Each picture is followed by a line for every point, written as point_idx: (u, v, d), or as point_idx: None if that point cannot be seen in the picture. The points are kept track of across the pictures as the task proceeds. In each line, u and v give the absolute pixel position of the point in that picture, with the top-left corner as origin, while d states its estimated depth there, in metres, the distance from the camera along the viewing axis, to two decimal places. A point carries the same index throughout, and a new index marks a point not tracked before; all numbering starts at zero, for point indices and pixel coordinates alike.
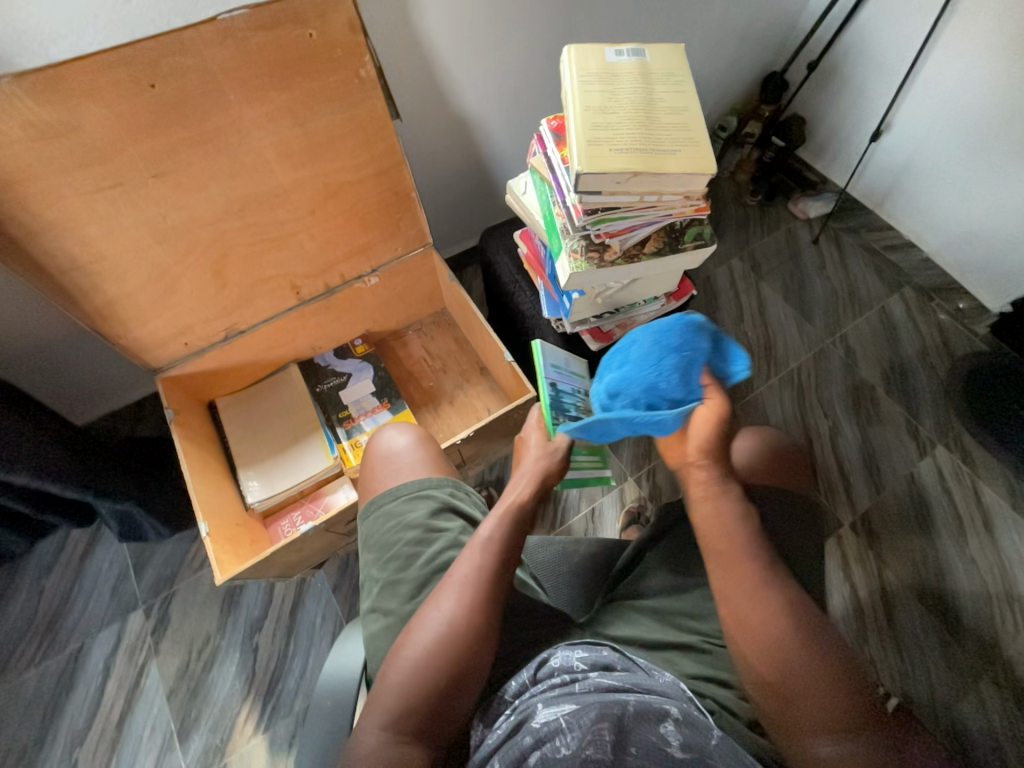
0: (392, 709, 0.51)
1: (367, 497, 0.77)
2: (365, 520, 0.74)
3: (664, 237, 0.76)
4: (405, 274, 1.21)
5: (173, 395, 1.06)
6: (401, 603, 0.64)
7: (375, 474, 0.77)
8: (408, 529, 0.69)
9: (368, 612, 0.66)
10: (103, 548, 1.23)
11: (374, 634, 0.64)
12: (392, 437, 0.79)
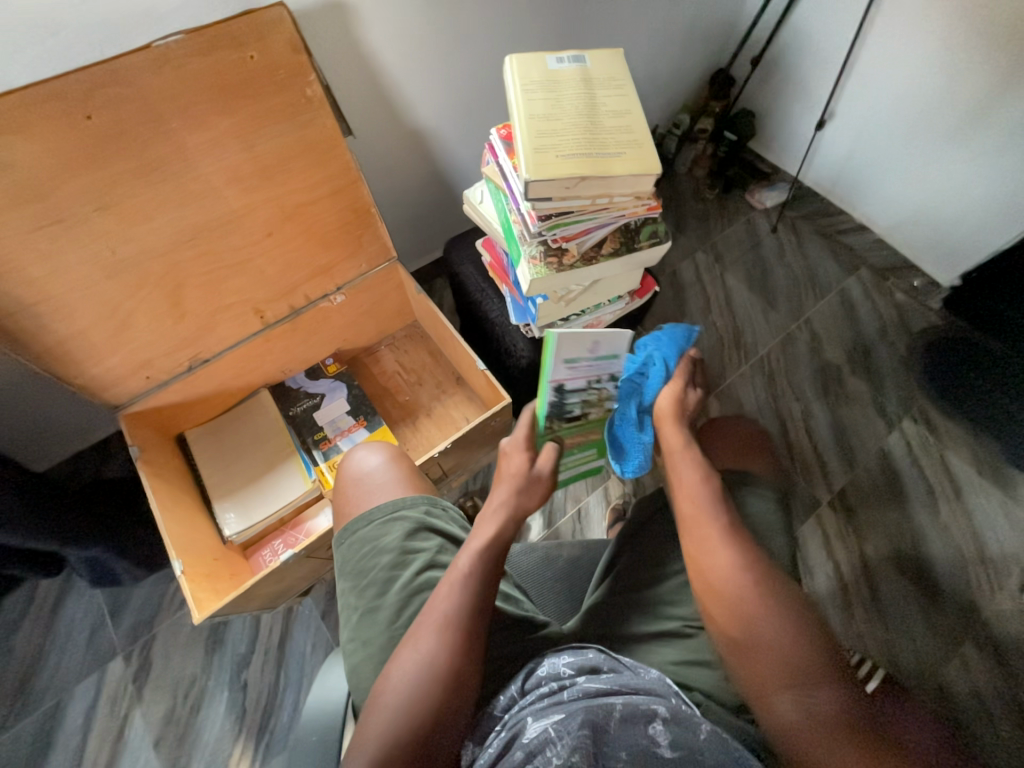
0: (375, 758, 0.50)
1: (342, 521, 0.76)
2: (339, 546, 0.72)
3: (620, 237, 0.77)
4: (371, 290, 1.20)
5: (137, 432, 1.03)
6: (381, 633, 0.63)
7: (348, 497, 0.76)
8: (383, 554, 0.68)
9: (349, 642, 0.65)
10: (75, 597, 1.17)
11: (356, 664, 0.63)
12: (364, 459, 0.78)
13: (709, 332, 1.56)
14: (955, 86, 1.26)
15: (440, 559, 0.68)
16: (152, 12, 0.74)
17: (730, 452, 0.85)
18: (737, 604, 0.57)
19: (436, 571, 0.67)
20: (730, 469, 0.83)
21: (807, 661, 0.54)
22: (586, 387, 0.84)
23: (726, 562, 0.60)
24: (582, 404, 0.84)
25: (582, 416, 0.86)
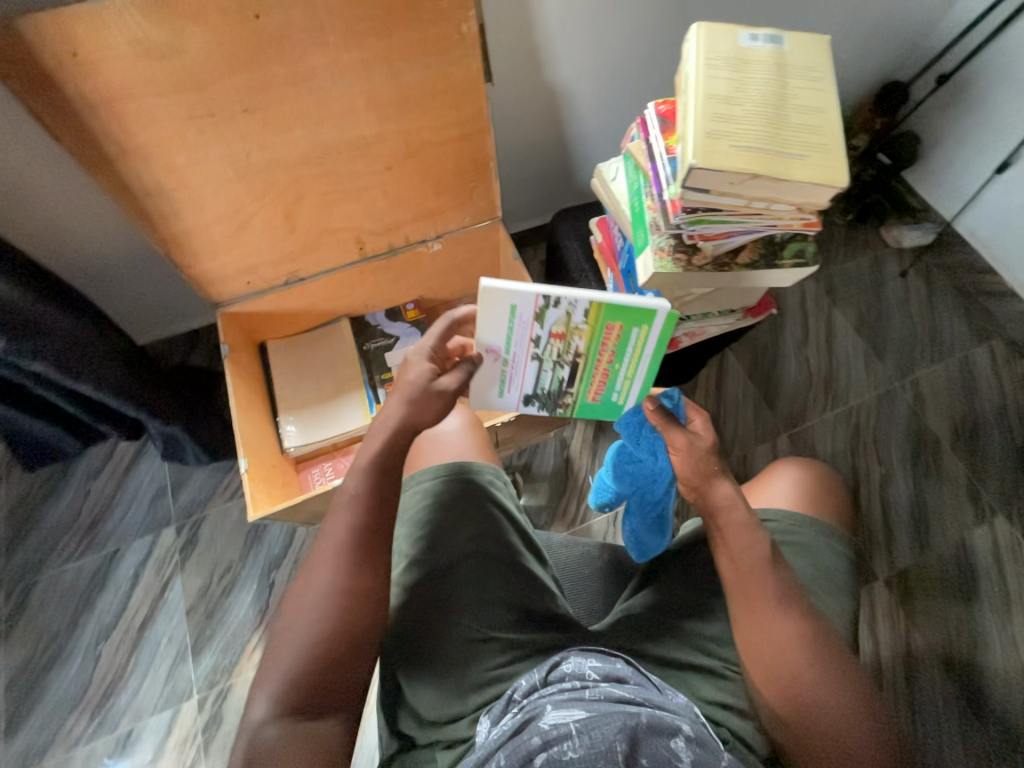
0: (279, 690, 0.52)
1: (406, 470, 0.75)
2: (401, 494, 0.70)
3: (761, 249, 0.70)
4: (467, 245, 1.19)
5: (229, 332, 1.08)
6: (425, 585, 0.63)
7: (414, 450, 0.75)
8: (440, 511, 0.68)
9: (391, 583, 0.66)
10: (145, 463, 1.29)
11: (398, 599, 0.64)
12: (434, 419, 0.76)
13: (799, 368, 1.44)
14: None
15: (494, 532, 0.68)
16: None
17: (807, 495, 0.81)
18: (788, 678, 0.58)
19: (484, 542, 0.67)
20: (803, 514, 0.78)
21: (850, 740, 0.56)
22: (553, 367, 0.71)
23: (783, 634, 0.60)
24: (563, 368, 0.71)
25: (577, 362, 0.70)
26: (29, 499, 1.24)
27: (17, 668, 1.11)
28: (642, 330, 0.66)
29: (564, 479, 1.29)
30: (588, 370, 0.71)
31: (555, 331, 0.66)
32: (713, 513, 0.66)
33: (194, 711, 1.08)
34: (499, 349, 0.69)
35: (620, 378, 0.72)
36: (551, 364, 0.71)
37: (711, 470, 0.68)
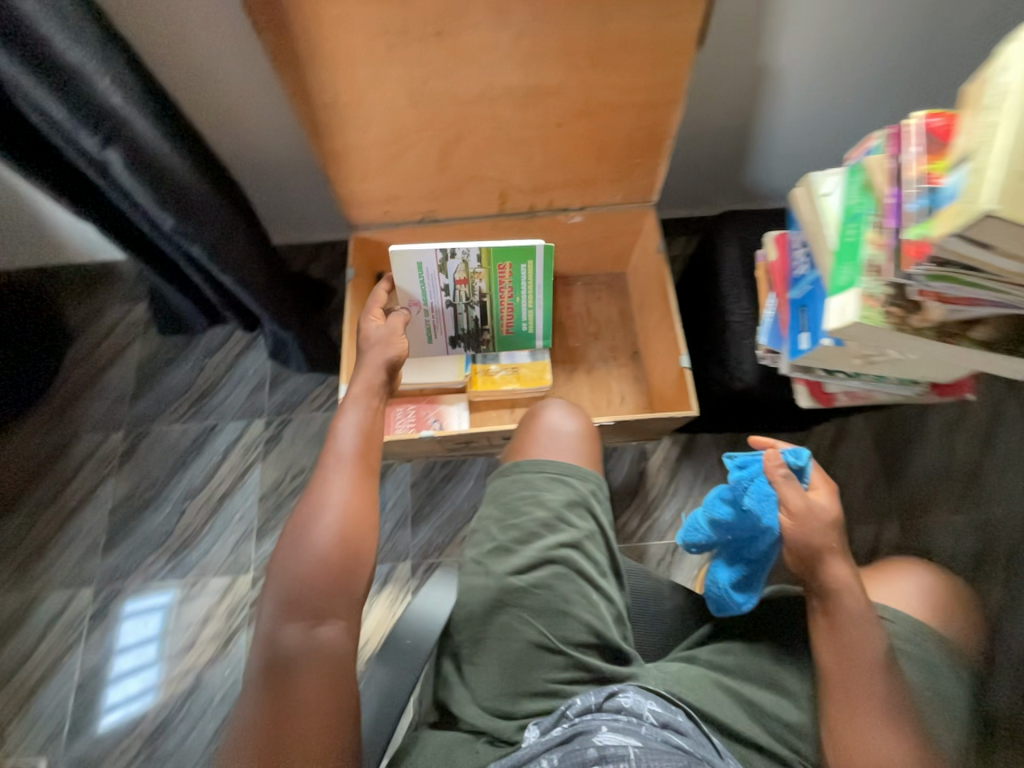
0: (287, 592, 0.59)
1: (510, 457, 0.70)
2: (503, 475, 0.66)
3: (1010, 328, 0.56)
4: (608, 224, 1.10)
5: (357, 255, 1.09)
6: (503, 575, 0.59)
7: (528, 441, 0.70)
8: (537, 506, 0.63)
9: (471, 561, 0.62)
10: (253, 354, 1.39)
11: (474, 581, 0.60)
12: (558, 420, 0.71)
13: (939, 452, 1.23)
14: None
15: (586, 548, 0.62)
16: None
17: (938, 607, 0.72)
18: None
19: (576, 554, 0.61)
20: (923, 625, 0.69)
21: None
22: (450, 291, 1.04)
23: (883, 749, 0.60)
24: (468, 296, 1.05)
25: (485, 296, 1.06)
26: (157, 358, 1.40)
27: (121, 499, 1.28)
28: (526, 265, 1.01)
29: (634, 491, 1.23)
30: (498, 302, 1.07)
31: (459, 278, 1.02)
32: (822, 589, 0.67)
33: (248, 585, 1.20)
34: (421, 293, 1.03)
35: (522, 309, 1.10)
36: (464, 303, 1.07)
37: (830, 546, 0.69)
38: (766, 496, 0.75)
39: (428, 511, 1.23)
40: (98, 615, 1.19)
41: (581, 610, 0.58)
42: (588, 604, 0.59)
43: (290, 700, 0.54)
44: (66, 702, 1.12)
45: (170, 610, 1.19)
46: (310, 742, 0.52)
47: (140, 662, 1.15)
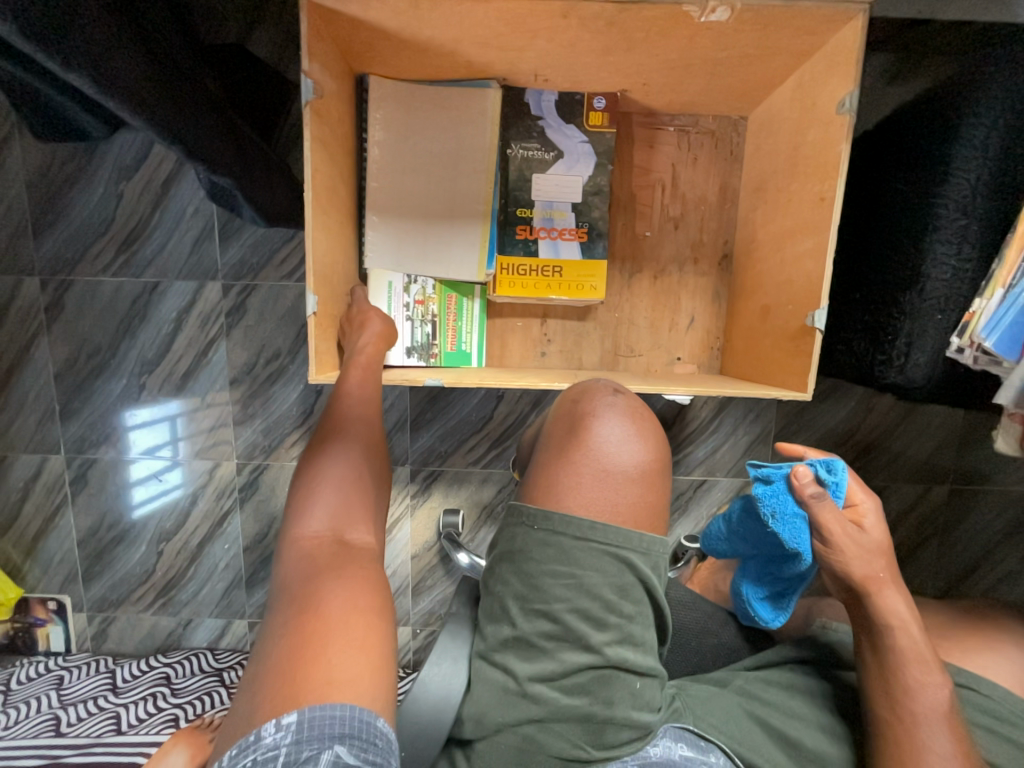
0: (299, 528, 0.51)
1: (535, 501, 0.44)
2: (521, 535, 0.43)
3: None
4: (767, 32, 0.62)
5: (319, 50, 0.63)
6: (528, 684, 0.40)
7: (568, 483, 0.44)
8: (577, 591, 0.41)
9: (480, 647, 0.43)
10: (189, 185, 0.98)
11: (490, 677, 0.42)
12: (616, 452, 0.44)
13: None
14: None
15: (640, 637, 0.42)
16: None
17: None
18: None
19: (624, 643, 0.41)
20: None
21: None
22: (406, 318, 0.81)
23: None
24: (420, 325, 0.82)
25: (433, 322, 0.83)
26: (54, 176, 0.99)
27: (63, 366, 1.06)
28: (471, 296, 0.84)
29: (671, 422, 1.05)
30: (442, 328, 0.83)
31: (417, 297, 0.82)
32: (867, 622, 0.55)
33: (233, 471, 1.11)
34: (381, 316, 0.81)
35: (463, 332, 0.85)
36: (418, 325, 0.82)
37: (879, 574, 0.55)
38: (793, 520, 0.55)
39: (428, 420, 1.04)
40: (77, 481, 1.12)
41: (626, 710, 0.41)
42: (635, 698, 0.42)
43: (323, 624, 0.41)
44: (73, 555, 1.14)
45: (177, 420, 1.09)
46: (356, 678, 0.39)
47: (153, 471, 1.11)
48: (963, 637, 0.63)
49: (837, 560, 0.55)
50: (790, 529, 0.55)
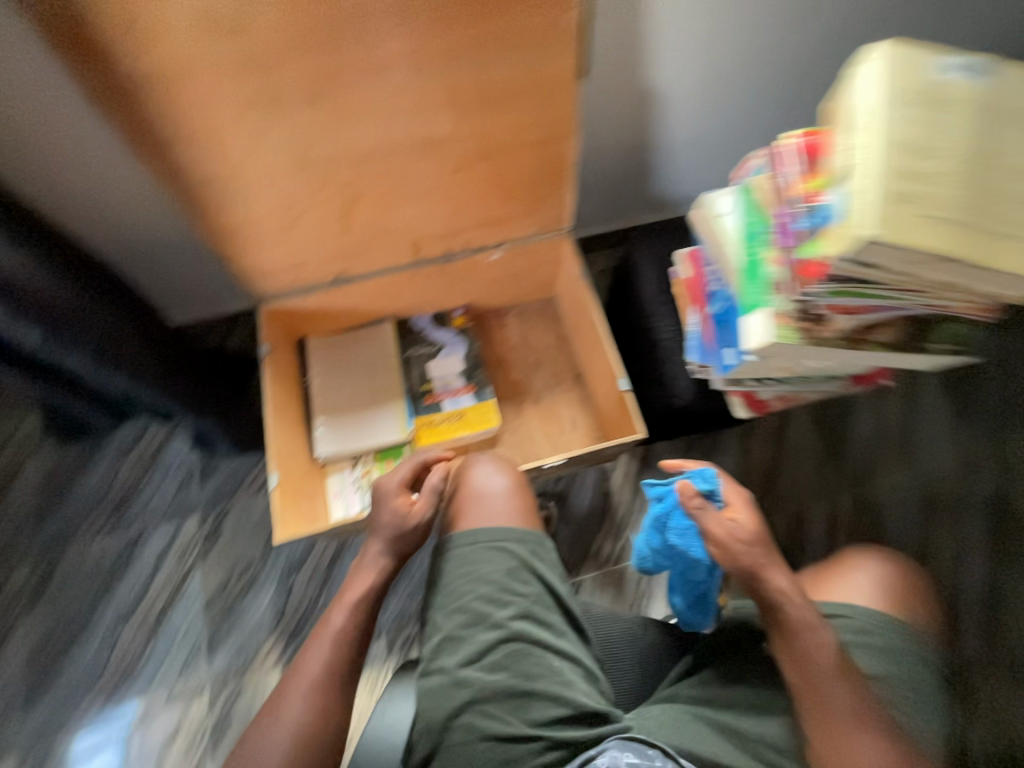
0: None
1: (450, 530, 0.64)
2: (438, 557, 0.64)
3: (910, 326, 0.55)
4: (529, 256, 1.09)
5: (271, 330, 1.02)
6: (461, 669, 0.58)
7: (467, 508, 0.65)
8: (479, 583, 0.61)
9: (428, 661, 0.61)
10: (175, 446, 1.26)
11: (434, 683, 0.59)
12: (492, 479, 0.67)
13: (873, 421, 1.30)
14: None
15: (535, 612, 0.61)
16: None
17: (889, 593, 0.71)
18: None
19: (529, 622, 0.61)
20: (885, 616, 0.68)
21: None
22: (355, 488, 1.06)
23: (867, 753, 0.57)
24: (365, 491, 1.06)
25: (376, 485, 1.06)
26: (62, 470, 1.24)
27: (39, 641, 1.11)
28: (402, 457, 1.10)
29: (602, 513, 1.23)
30: None
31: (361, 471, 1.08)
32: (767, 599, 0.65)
33: (206, 706, 1.08)
34: (337, 491, 1.06)
35: None
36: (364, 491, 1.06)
37: (760, 559, 0.68)
38: (686, 524, 0.77)
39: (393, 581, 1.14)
40: None
41: (547, 683, 0.59)
42: (550, 673, 0.59)
43: None
44: None
45: (130, 736, 1.06)
46: None
47: None
48: (827, 575, 0.75)
49: (726, 549, 0.69)
50: (685, 532, 0.77)
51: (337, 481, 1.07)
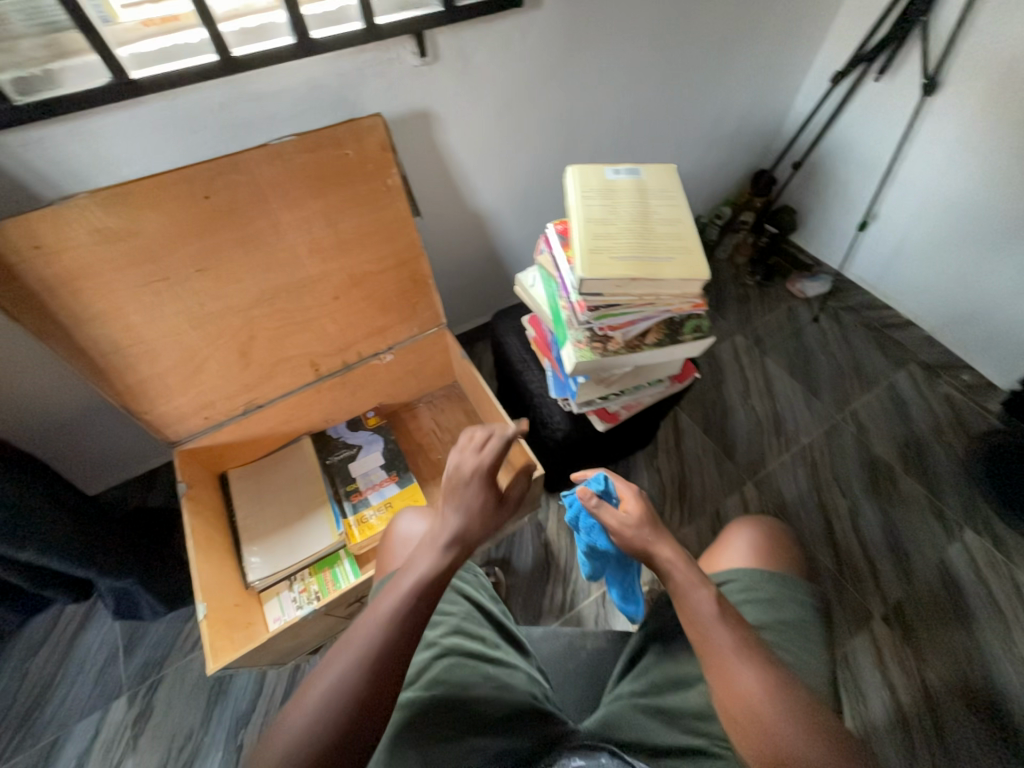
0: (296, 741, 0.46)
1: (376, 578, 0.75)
2: None
3: (665, 330, 0.77)
4: (419, 353, 1.26)
5: (187, 469, 1.07)
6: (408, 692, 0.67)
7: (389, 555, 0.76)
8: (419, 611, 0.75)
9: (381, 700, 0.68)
10: (95, 626, 1.19)
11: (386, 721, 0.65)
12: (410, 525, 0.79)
13: (747, 416, 1.53)
14: (1011, 198, 1.28)
15: (466, 625, 0.75)
16: (271, 117, 0.86)
17: (763, 552, 0.86)
18: (765, 738, 0.57)
19: (460, 636, 0.73)
20: (761, 570, 0.83)
21: None
22: (296, 605, 1.06)
23: (752, 679, 0.60)
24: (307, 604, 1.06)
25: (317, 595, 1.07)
26: None
27: None
28: (339, 560, 1.13)
29: (546, 563, 1.28)
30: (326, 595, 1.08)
31: (300, 586, 1.09)
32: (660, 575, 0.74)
33: None
34: (278, 613, 1.05)
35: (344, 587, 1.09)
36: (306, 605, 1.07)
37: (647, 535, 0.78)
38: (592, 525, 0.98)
39: None
40: None
41: (481, 690, 0.68)
42: (488, 679, 0.69)
43: None
44: None
45: None
46: None
47: None
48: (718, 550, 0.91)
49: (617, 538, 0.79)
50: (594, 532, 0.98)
51: (276, 603, 1.07)
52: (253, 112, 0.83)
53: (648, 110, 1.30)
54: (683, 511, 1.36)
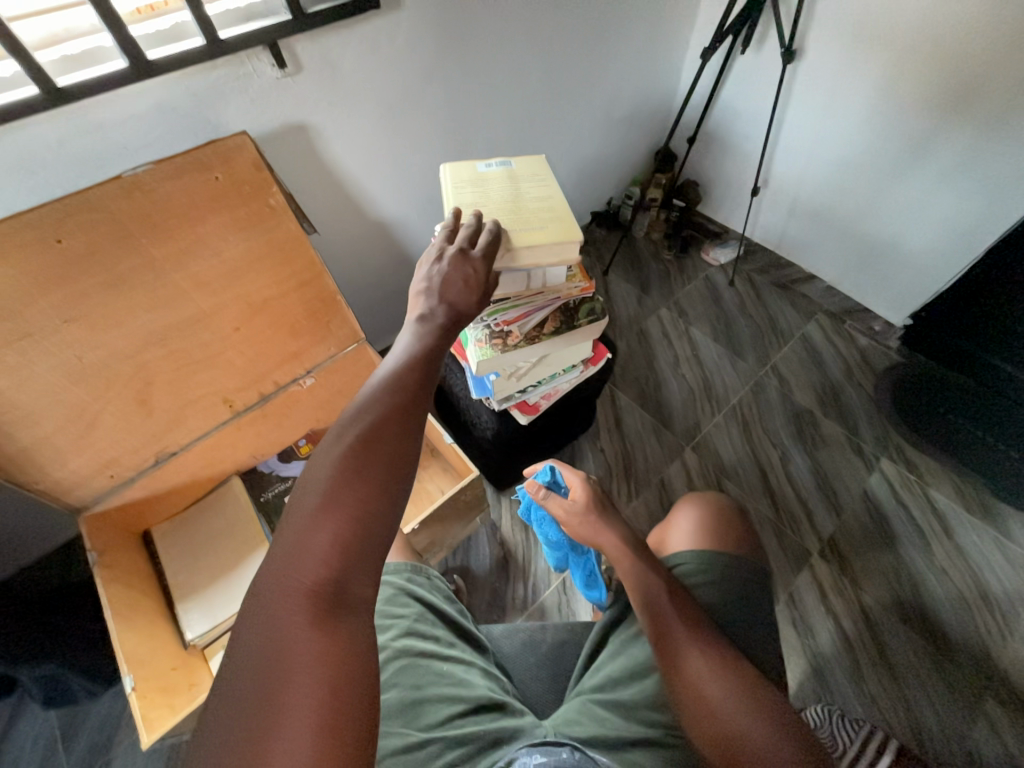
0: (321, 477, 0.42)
1: None
2: None
3: (561, 317, 0.83)
4: (343, 373, 1.21)
5: (98, 535, 0.99)
6: None
7: None
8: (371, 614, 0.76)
9: None
10: (26, 721, 1.08)
11: None
12: None
13: (680, 385, 1.59)
14: (877, 149, 1.40)
15: (417, 626, 0.74)
16: (125, 147, 0.80)
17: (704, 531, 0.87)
18: (712, 721, 0.57)
19: (413, 637, 0.73)
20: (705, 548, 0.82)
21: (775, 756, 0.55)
22: None
23: (700, 662, 0.61)
24: None
25: None
26: None
27: None
28: None
29: (506, 563, 1.28)
30: None
31: None
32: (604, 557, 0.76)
33: None
34: None
35: None
36: None
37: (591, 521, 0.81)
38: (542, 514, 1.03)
39: None
40: None
41: (437, 687, 0.68)
42: (441, 677, 0.69)
43: None
44: None
45: None
46: None
47: None
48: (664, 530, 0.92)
49: None
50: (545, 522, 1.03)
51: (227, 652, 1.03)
52: (103, 143, 0.78)
53: (536, 104, 1.33)
54: (631, 486, 1.40)
